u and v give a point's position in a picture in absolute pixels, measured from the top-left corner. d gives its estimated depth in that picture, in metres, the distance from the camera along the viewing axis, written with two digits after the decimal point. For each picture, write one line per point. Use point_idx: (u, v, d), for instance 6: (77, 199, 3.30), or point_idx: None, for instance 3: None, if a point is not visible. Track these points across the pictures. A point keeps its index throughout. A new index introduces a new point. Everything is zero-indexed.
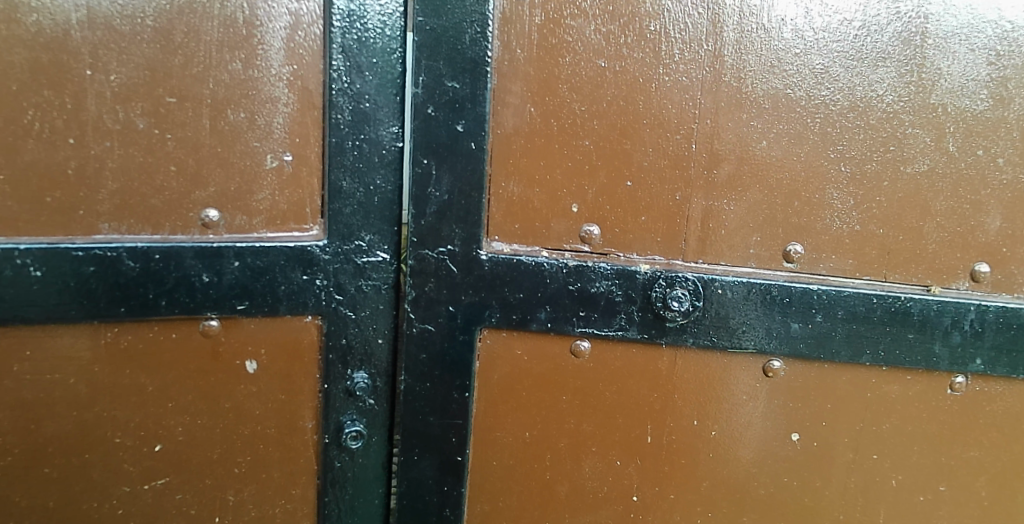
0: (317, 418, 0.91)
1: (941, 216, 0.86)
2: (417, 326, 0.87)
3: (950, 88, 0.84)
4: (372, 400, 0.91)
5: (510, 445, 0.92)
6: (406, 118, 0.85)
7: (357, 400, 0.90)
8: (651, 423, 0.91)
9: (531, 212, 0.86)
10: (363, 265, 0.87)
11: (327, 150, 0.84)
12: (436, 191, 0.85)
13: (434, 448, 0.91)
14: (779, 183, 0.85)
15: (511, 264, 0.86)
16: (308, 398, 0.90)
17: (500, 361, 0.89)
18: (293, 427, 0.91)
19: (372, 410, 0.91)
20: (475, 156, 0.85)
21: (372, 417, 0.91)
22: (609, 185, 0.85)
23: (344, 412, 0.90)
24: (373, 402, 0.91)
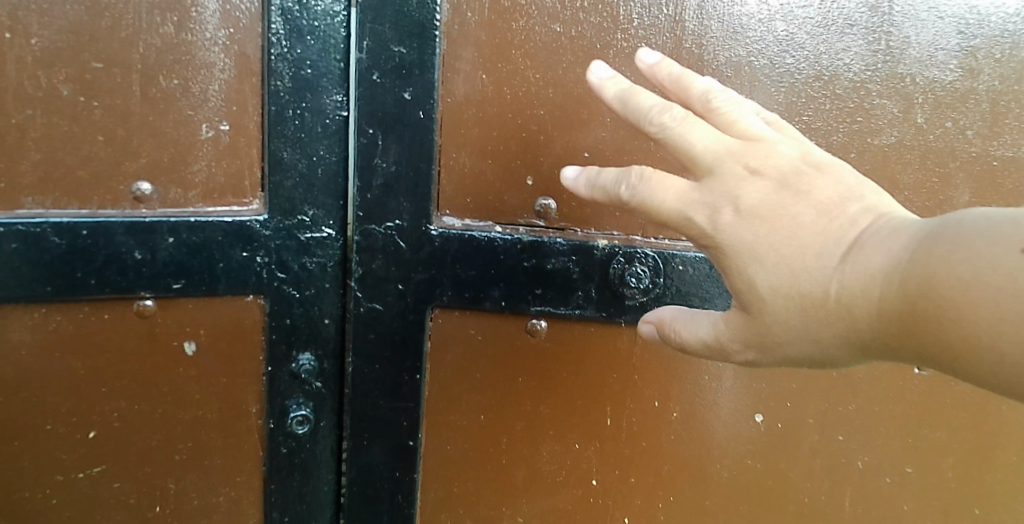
0: (262, 402, 0.87)
1: (909, 190, 0.83)
2: (365, 305, 0.83)
3: (919, 58, 0.81)
4: (319, 383, 0.87)
5: (465, 429, 0.87)
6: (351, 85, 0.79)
7: (303, 383, 0.86)
8: (610, 405, 0.87)
9: (484, 184, 0.82)
10: (306, 242, 0.82)
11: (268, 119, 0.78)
12: (382, 162, 0.80)
13: (385, 432, 0.87)
14: None
15: (463, 240, 0.81)
16: (251, 381, 0.86)
17: (452, 341, 0.85)
18: (237, 412, 0.87)
19: (320, 393, 0.87)
20: (424, 126, 0.79)
21: (320, 401, 0.87)
22: (565, 156, 0.82)
23: (289, 396, 0.86)
24: (321, 385, 0.87)
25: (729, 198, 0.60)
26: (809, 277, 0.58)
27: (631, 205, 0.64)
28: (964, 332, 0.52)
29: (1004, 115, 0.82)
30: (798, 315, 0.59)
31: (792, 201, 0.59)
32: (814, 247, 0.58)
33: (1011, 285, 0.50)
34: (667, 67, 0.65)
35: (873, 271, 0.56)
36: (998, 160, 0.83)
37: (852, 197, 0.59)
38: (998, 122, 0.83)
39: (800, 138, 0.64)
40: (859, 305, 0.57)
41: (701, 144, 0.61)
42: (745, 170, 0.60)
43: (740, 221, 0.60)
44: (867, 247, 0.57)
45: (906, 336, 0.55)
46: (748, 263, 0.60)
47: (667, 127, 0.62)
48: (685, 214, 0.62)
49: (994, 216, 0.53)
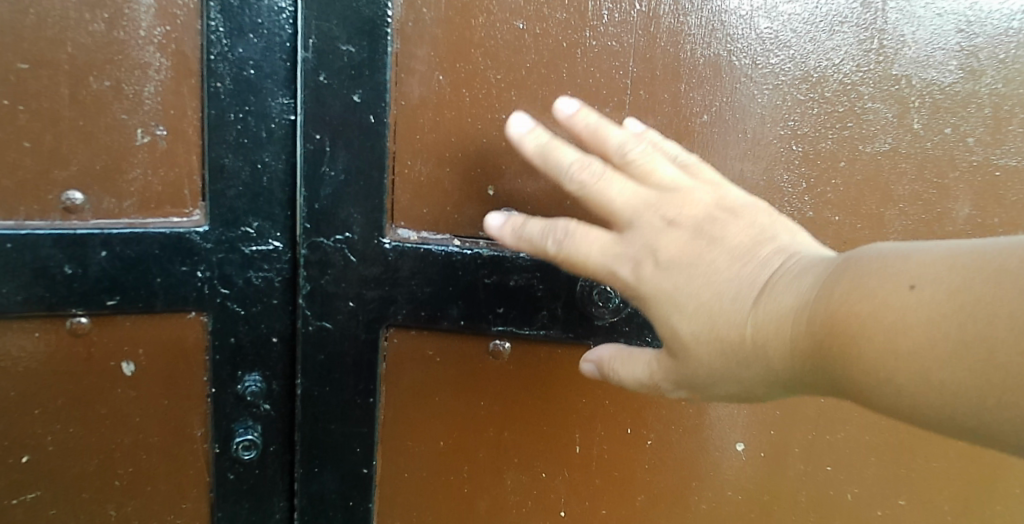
0: (207, 425, 0.81)
1: (903, 202, 0.76)
2: (314, 323, 0.76)
3: (915, 58, 0.74)
4: (268, 404, 0.81)
5: (423, 456, 0.82)
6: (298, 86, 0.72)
7: (250, 405, 0.80)
8: (580, 433, 0.81)
9: (442, 194, 0.76)
10: (251, 255, 0.76)
11: (207, 123, 0.73)
12: (331, 170, 0.73)
13: (336, 459, 0.81)
14: (723, 162, 0.75)
15: (418, 254, 0.75)
16: (194, 403, 0.80)
17: (409, 362, 0.79)
18: (181, 434, 0.81)
19: (269, 416, 0.81)
20: (375, 131, 0.73)
21: (269, 424, 0.82)
22: (528, 164, 0.76)
23: (235, 419, 0.80)
24: (269, 406, 0.81)
25: (649, 251, 0.61)
26: (727, 322, 0.59)
27: (558, 259, 0.64)
28: (866, 370, 0.53)
29: (1007, 120, 0.76)
30: (720, 358, 0.60)
31: (708, 250, 0.60)
32: (729, 294, 0.59)
33: (903, 324, 0.51)
34: (583, 117, 0.65)
35: (784, 313, 0.57)
36: (1001, 169, 0.77)
37: (764, 239, 0.60)
38: (1001, 128, 0.76)
39: (714, 180, 0.65)
40: (773, 345, 0.57)
41: (620, 198, 0.62)
42: (662, 221, 0.61)
43: (660, 274, 0.61)
44: (777, 290, 0.57)
45: (821, 375, 0.56)
46: (670, 311, 0.61)
47: (587, 185, 0.63)
48: (609, 267, 0.63)
49: (889, 254, 0.54)
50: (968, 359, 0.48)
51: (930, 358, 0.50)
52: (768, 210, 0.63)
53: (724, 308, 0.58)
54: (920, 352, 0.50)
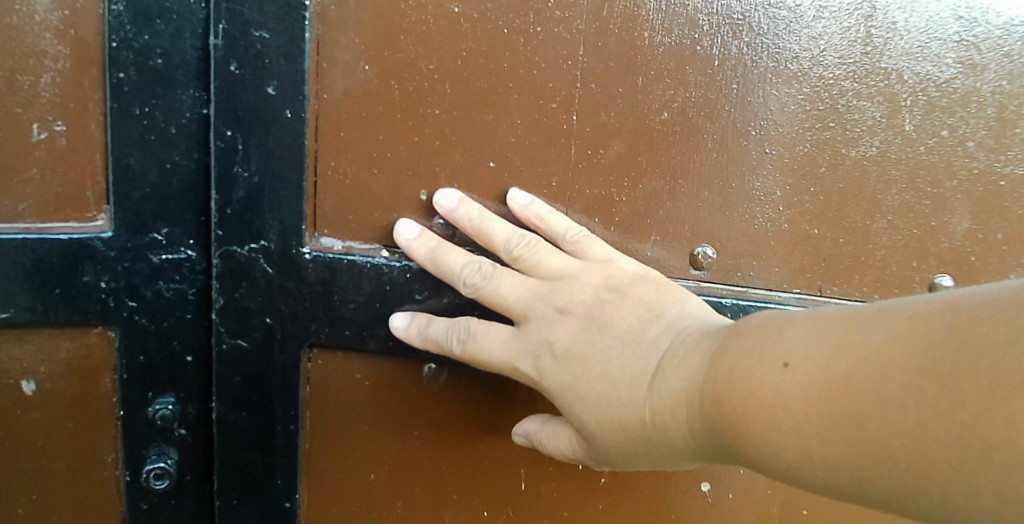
0: (118, 451, 0.72)
1: (893, 214, 0.67)
2: (228, 341, 0.69)
3: (907, 49, 0.64)
4: (185, 429, 0.71)
5: (354, 491, 0.74)
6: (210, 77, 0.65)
7: (164, 430, 0.71)
8: (525, 468, 0.73)
9: (370, 199, 0.68)
10: (161, 264, 0.67)
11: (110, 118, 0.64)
12: (243, 171, 0.65)
13: (257, 492, 0.72)
14: (686, 164, 0.66)
15: (340, 266, 0.68)
16: (104, 427, 0.71)
17: (335, 385, 0.72)
18: (88, 460, 0.72)
19: (185, 441, 0.72)
20: (292, 128, 0.65)
21: (187, 450, 0.72)
22: (467, 165, 0.67)
23: (148, 445, 0.71)
24: (185, 432, 0.71)
25: (546, 346, 0.63)
26: (627, 407, 0.60)
27: (465, 357, 0.65)
28: (756, 444, 0.55)
29: (1013, 122, 0.65)
30: (625, 439, 0.61)
31: (599, 337, 0.62)
32: (624, 381, 0.61)
33: (783, 400, 0.53)
34: (467, 211, 0.66)
35: (674, 395, 0.59)
36: (1005, 179, 0.66)
37: (651, 319, 0.62)
38: (1006, 131, 0.65)
39: (606, 256, 0.66)
40: (670, 426, 0.59)
41: (513, 294, 0.64)
42: (555, 310, 0.63)
43: (559, 364, 0.63)
44: (664, 374, 0.59)
45: (717, 447, 0.58)
46: (573, 403, 0.62)
47: (480, 287, 0.64)
48: (512, 362, 0.64)
49: (765, 326, 0.57)
50: (843, 433, 0.51)
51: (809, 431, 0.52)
52: (657, 282, 0.65)
53: (620, 396, 0.60)
54: (797, 428, 0.53)
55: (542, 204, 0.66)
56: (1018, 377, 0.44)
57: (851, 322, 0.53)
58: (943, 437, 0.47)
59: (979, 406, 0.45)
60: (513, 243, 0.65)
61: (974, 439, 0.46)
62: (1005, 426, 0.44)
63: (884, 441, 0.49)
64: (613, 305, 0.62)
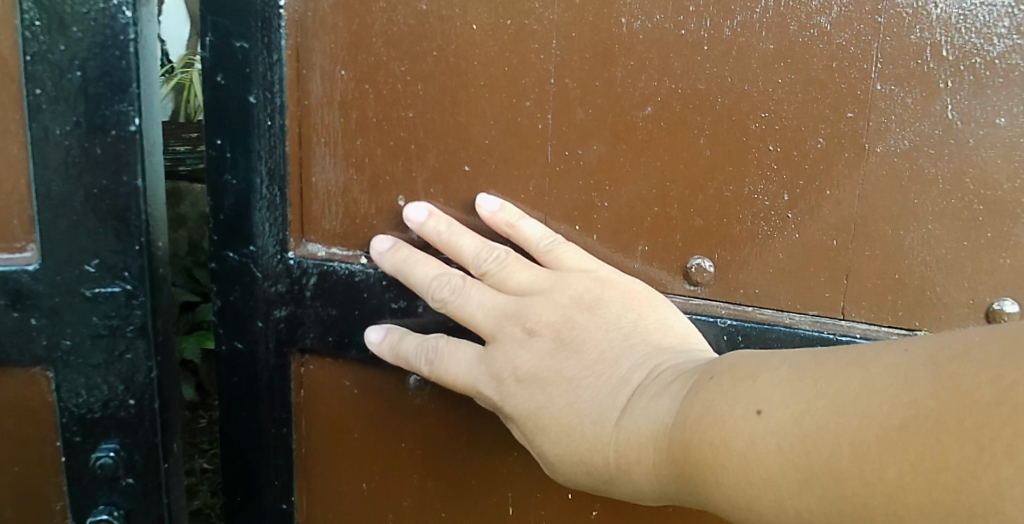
0: (65, 498, 0.71)
1: (933, 221, 0.55)
2: (226, 343, 0.71)
3: (944, 18, 0.52)
4: (131, 479, 0.69)
5: (348, 498, 0.74)
6: (139, 91, 0.63)
7: (109, 479, 0.69)
8: (512, 491, 0.69)
9: (351, 206, 0.67)
10: (94, 297, 0.65)
11: (31, 138, 0.63)
12: (232, 178, 0.67)
13: (256, 492, 0.74)
14: (675, 165, 0.59)
15: (321, 272, 0.67)
16: (50, 471, 0.70)
17: (326, 391, 0.72)
18: (37, 502, 0.71)
19: (134, 491, 0.70)
20: (273, 136, 0.66)
21: (136, 500, 0.70)
22: (442, 169, 0.64)
23: (94, 494, 0.70)
24: (132, 481, 0.69)
25: (509, 369, 0.57)
26: (590, 442, 0.53)
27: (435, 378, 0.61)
28: (726, 494, 0.48)
29: None
30: (586, 475, 0.55)
31: (568, 365, 0.55)
32: (590, 416, 0.54)
33: (754, 449, 0.47)
34: (435, 222, 0.62)
35: (643, 436, 0.52)
36: None
37: (626, 349, 0.55)
38: None
39: (584, 266, 0.59)
40: (636, 466, 0.52)
41: (480, 310, 0.58)
42: (522, 331, 0.57)
43: (521, 389, 0.56)
44: (634, 412, 0.53)
45: (686, 494, 0.51)
46: (534, 432, 0.56)
47: (448, 302, 0.59)
48: (475, 385, 0.59)
49: (739, 367, 0.51)
50: (817, 488, 0.44)
51: (782, 484, 0.46)
52: (645, 299, 0.58)
53: (584, 432, 0.54)
54: (771, 478, 0.46)
55: (514, 208, 0.62)
56: (1011, 440, 0.36)
57: (833, 368, 0.46)
58: (925, 502, 0.39)
59: (967, 470, 0.38)
60: (484, 256, 0.60)
61: (956, 505, 0.38)
62: (993, 495, 0.37)
63: (860, 502, 0.42)
64: (585, 330, 0.56)
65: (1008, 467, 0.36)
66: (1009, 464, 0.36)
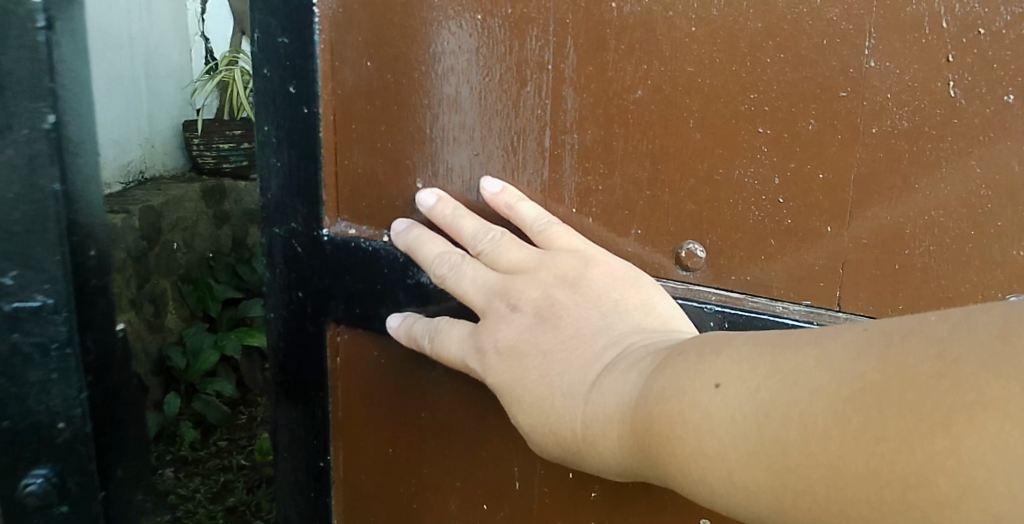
0: None
1: (935, 207, 0.51)
2: (273, 311, 0.79)
3: None
4: (65, 506, 0.74)
5: (380, 461, 0.80)
6: (53, 86, 0.66)
7: (45, 507, 0.74)
8: (517, 466, 0.71)
9: (376, 188, 0.72)
10: (15, 312, 0.70)
11: None
12: (275, 161, 0.74)
13: (299, 448, 0.82)
14: (666, 148, 0.58)
15: (349, 248, 0.72)
16: None
17: (357, 361, 0.78)
18: None
19: (70, 516, 0.74)
20: (309, 123, 0.72)
21: None
22: (454, 154, 0.68)
23: (29, 522, 0.74)
24: (67, 508, 0.74)
25: (492, 341, 0.59)
26: (558, 414, 0.55)
27: (436, 353, 0.65)
28: (681, 469, 0.48)
29: None
30: (556, 447, 0.56)
31: (546, 339, 0.57)
32: (561, 389, 0.55)
33: (708, 424, 0.46)
34: (443, 206, 0.66)
35: (608, 411, 0.52)
36: None
37: (602, 326, 0.56)
38: None
39: (573, 246, 0.61)
40: (600, 439, 0.53)
41: (473, 287, 0.61)
42: (507, 307, 0.59)
43: (501, 361, 0.59)
44: (602, 387, 0.53)
45: (646, 468, 0.51)
46: (512, 403, 0.58)
47: (446, 279, 0.63)
48: (465, 359, 0.62)
49: (701, 346, 0.50)
50: (764, 459, 0.44)
51: (732, 458, 0.45)
52: (626, 281, 0.58)
53: (553, 404, 0.55)
54: (721, 453, 0.46)
55: (514, 191, 0.64)
56: (947, 409, 0.36)
57: (783, 344, 0.45)
58: (864, 474, 0.39)
59: (904, 441, 0.37)
60: (482, 236, 0.63)
61: (892, 476, 0.38)
62: (926, 465, 0.37)
63: (802, 474, 0.42)
64: (564, 306, 0.57)
65: (944, 438, 0.36)
66: (945, 435, 0.36)
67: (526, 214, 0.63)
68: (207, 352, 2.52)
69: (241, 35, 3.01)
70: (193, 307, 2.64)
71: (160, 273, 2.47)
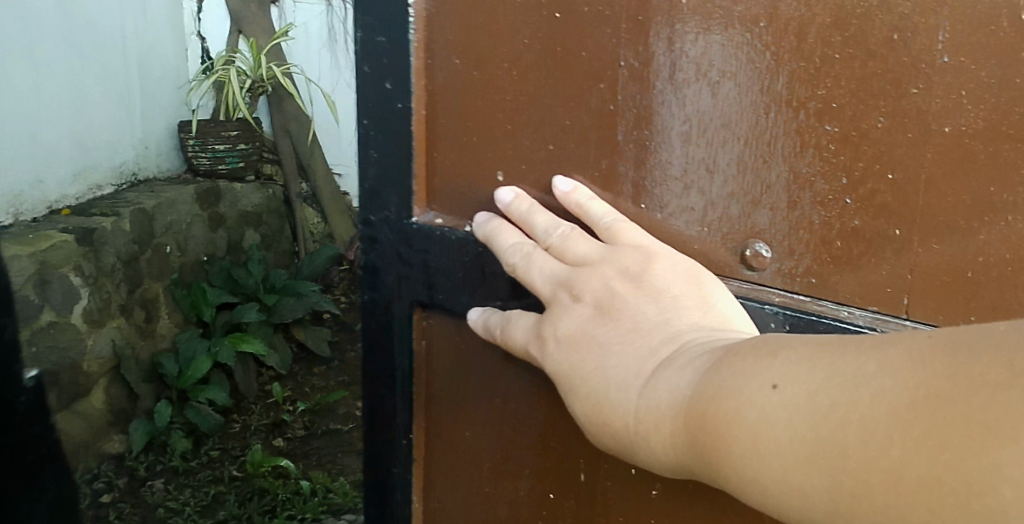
0: None
1: (1011, 212, 0.48)
2: (368, 293, 0.82)
3: None
4: None
5: (452, 444, 0.82)
6: None
7: None
8: (583, 460, 0.71)
9: (457, 180, 0.75)
10: None
11: None
12: (374, 152, 0.78)
13: (383, 425, 0.85)
14: (737, 146, 0.58)
15: (432, 234, 0.74)
16: None
17: (439, 346, 0.80)
18: None
19: None
20: (402, 117, 0.75)
21: None
22: (531, 149, 0.69)
23: None
24: None
25: (553, 329, 0.60)
26: (613, 407, 0.54)
27: (503, 341, 0.66)
28: (737, 469, 0.47)
29: None
30: (611, 440, 0.55)
31: (604, 330, 0.57)
32: (616, 380, 0.55)
33: (765, 423, 0.45)
34: (518, 203, 0.68)
35: (662, 407, 0.51)
36: None
37: (662, 323, 0.55)
38: None
39: (640, 242, 0.61)
40: (654, 435, 0.52)
41: (541, 276, 0.62)
42: (569, 297, 0.60)
43: (560, 349, 0.59)
44: (657, 383, 0.52)
45: (701, 468, 0.50)
46: (568, 391, 0.58)
47: (517, 266, 0.64)
48: (528, 348, 0.63)
49: (761, 346, 0.49)
50: (823, 462, 0.42)
51: (790, 459, 0.44)
52: (689, 278, 0.58)
53: (608, 396, 0.55)
54: (780, 454, 0.44)
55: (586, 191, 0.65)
56: (1014, 416, 0.34)
57: (849, 344, 0.44)
58: (926, 480, 0.38)
59: (967, 449, 0.36)
60: (554, 228, 0.64)
61: (954, 482, 0.37)
62: (990, 475, 0.35)
63: (860, 477, 0.41)
64: (625, 298, 0.57)
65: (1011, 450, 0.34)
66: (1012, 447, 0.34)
67: (595, 212, 0.63)
68: (201, 359, 2.94)
69: (238, 34, 3.71)
70: (184, 309, 3.15)
71: (149, 277, 2.98)
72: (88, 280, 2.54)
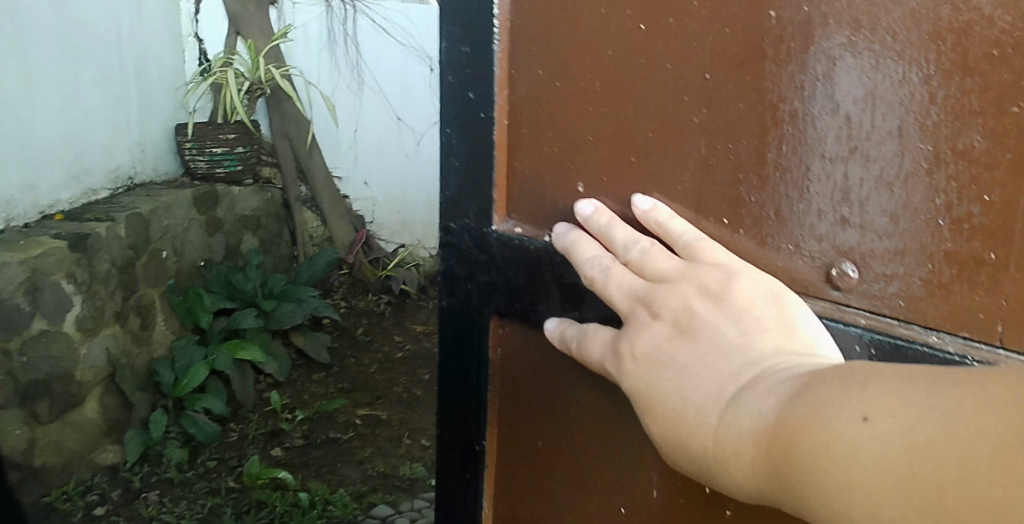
0: None
1: None
2: (446, 299, 0.82)
3: None
4: None
5: (521, 455, 0.82)
6: None
7: None
8: (656, 475, 0.69)
9: (539, 190, 0.74)
10: None
11: None
12: (457, 160, 0.79)
13: (459, 429, 0.85)
14: (825, 162, 0.56)
15: (512, 243, 0.74)
16: None
17: (516, 355, 0.79)
18: None
19: None
20: (486, 127, 0.75)
21: None
22: (612, 161, 0.68)
23: None
24: None
25: (629, 347, 0.59)
26: (689, 430, 0.53)
27: (583, 357, 0.65)
28: (822, 501, 0.44)
29: None
30: (688, 463, 0.54)
31: (682, 350, 0.56)
32: (695, 403, 0.53)
33: (853, 455, 0.43)
34: (598, 216, 0.67)
35: (744, 432, 0.50)
36: None
37: (743, 346, 0.54)
38: None
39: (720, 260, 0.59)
40: (735, 460, 0.50)
41: (622, 289, 0.61)
42: (648, 314, 0.59)
43: (637, 367, 0.58)
44: (738, 408, 0.51)
45: (784, 498, 0.48)
46: (644, 411, 0.57)
47: (597, 280, 0.63)
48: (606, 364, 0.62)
49: (850, 373, 0.46)
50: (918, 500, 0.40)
51: (881, 495, 0.41)
52: (770, 299, 0.56)
53: (686, 417, 0.53)
54: (870, 488, 0.42)
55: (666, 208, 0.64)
56: None
57: (951, 373, 0.42)
58: None
59: None
60: (636, 243, 0.63)
61: None
62: None
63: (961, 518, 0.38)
64: (705, 318, 0.56)
65: None
66: None
67: (675, 229, 0.62)
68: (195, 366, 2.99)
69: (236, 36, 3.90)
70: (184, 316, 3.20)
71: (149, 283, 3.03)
72: (83, 286, 2.56)
